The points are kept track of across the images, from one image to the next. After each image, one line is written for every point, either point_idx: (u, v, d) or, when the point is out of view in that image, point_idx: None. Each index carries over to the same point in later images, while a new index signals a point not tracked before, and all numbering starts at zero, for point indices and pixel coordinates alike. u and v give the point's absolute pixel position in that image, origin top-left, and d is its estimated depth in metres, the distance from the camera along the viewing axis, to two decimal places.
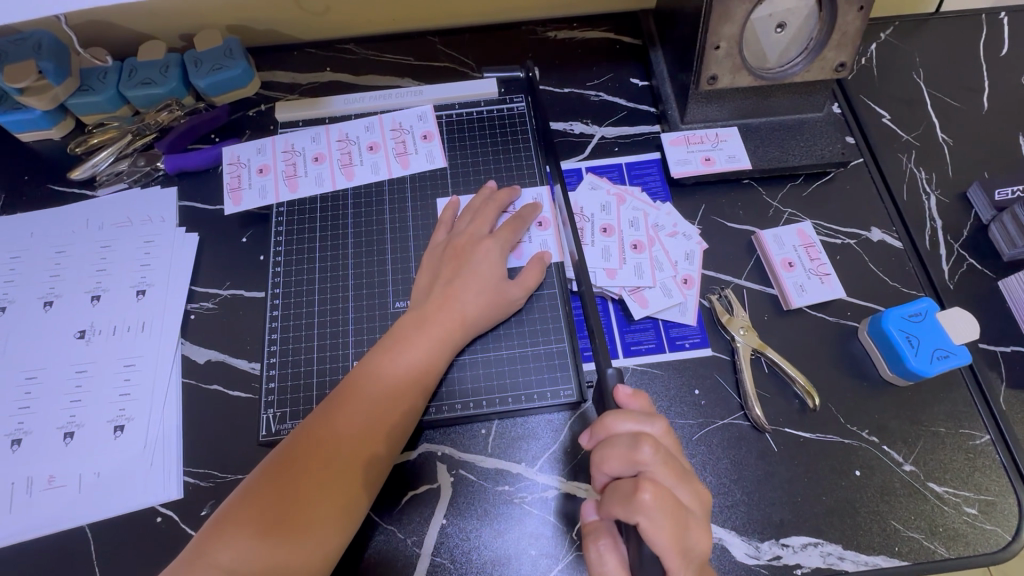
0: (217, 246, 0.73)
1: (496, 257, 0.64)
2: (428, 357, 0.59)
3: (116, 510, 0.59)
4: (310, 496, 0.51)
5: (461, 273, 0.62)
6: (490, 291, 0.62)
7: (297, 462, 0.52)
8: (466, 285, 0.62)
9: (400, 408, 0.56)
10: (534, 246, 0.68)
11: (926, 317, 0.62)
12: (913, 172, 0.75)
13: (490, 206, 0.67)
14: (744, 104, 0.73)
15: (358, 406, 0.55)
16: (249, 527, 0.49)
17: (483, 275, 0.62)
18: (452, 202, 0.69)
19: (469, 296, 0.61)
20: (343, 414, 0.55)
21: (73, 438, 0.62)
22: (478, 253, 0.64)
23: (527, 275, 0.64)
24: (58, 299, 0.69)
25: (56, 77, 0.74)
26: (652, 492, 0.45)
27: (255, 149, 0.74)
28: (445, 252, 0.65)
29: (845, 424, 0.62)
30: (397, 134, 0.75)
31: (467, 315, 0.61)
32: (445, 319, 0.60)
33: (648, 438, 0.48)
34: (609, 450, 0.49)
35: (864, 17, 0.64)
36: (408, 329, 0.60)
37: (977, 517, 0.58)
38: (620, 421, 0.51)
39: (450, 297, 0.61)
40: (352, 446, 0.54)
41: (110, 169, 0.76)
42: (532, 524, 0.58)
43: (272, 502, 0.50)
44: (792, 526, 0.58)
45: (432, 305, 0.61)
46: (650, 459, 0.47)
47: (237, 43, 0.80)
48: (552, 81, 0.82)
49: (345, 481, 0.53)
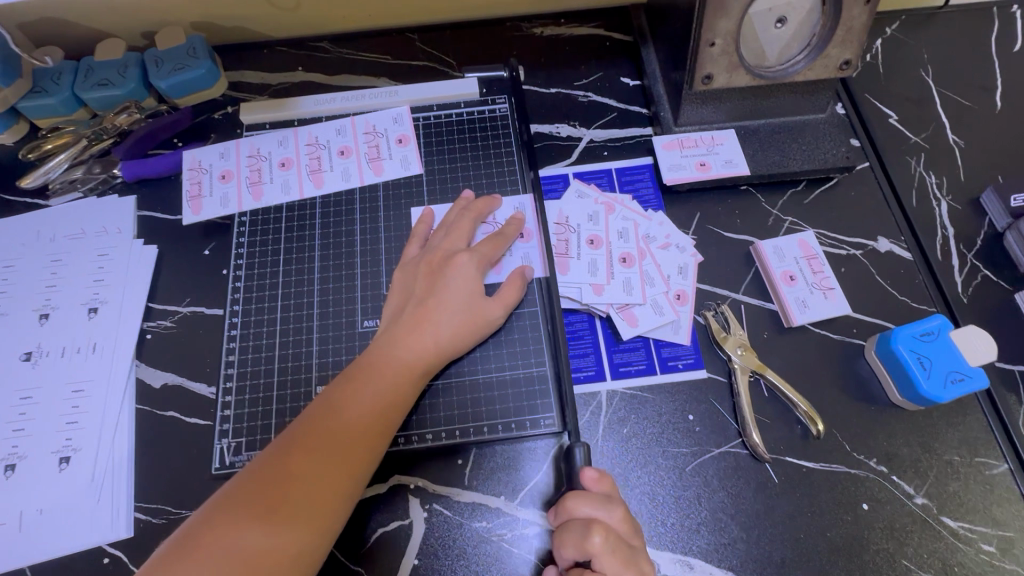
0: (177, 259, 0.68)
1: (472, 273, 0.59)
2: (418, 364, 0.55)
3: (58, 550, 0.55)
4: (292, 504, 0.47)
5: (434, 292, 0.58)
6: (465, 310, 0.58)
7: (277, 467, 0.48)
8: (442, 303, 0.57)
9: (387, 417, 0.53)
10: (515, 260, 0.64)
11: (939, 337, 0.57)
12: (923, 177, 0.70)
13: (467, 217, 0.63)
14: (741, 105, 0.68)
15: (345, 414, 0.51)
16: (223, 534, 0.44)
17: (457, 293, 0.58)
18: (424, 216, 0.64)
19: (444, 318, 0.57)
20: (329, 421, 0.51)
21: (14, 471, 0.57)
22: (453, 269, 0.59)
23: (506, 291, 0.59)
24: (4, 318, 0.64)
25: (4, 78, 0.69)
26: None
27: (219, 153, 0.70)
28: (420, 265, 0.60)
29: (851, 452, 0.57)
30: (370, 138, 0.70)
31: (442, 340, 0.56)
32: (419, 341, 0.55)
33: (598, 529, 0.48)
34: (563, 537, 0.49)
35: (872, 11, 0.59)
36: (394, 335, 0.56)
37: (996, 555, 0.53)
38: (578, 505, 0.49)
39: (423, 318, 0.56)
40: (339, 453, 0.50)
41: (64, 177, 0.71)
42: (511, 565, 0.53)
43: (252, 508, 0.46)
44: (793, 566, 0.53)
45: (405, 326, 0.56)
46: (599, 551, 0.47)
47: (201, 41, 0.75)
48: (538, 80, 0.77)
49: (328, 492, 0.48)
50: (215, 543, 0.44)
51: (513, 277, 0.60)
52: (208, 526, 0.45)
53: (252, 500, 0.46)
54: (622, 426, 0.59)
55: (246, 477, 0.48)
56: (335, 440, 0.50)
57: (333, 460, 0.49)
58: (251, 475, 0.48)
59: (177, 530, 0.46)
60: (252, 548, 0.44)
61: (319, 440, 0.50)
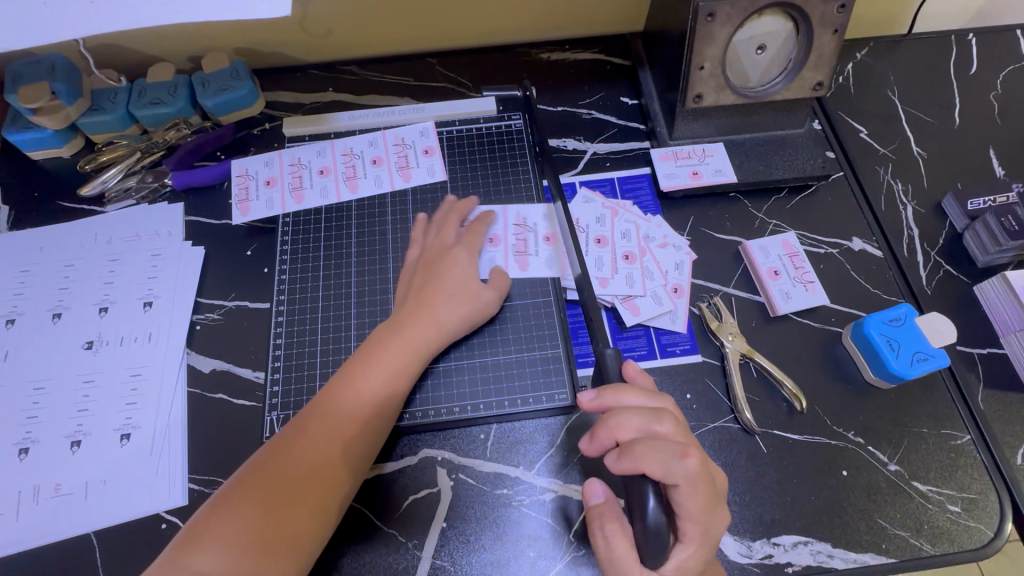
0: (223, 259, 0.75)
1: (465, 262, 0.67)
2: (384, 390, 0.59)
3: (120, 516, 0.60)
4: (272, 530, 0.50)
5: (433, 279, 0.65)
6: (463, 291, 0.65)
7: (274, 468, 0.53)
8: (441, 288, 0.64)
9: (351, 450, 0.56)
10: (519, 257, 0.71)
11: (905, 322, 0.65)
12: (891, 184, 0.78)
13: (452, 218, 0.70)
14: (729, 121, 0.77)
15: (312, 444, 0.55)
16: (223, 530, 0.49)
17: (454, 278, 0.65)
18: (418, 222, 0.71)
19: (443, 300, 0.64)
20: (297, 453, 0.54)
21: (80, 446, 0.64)
22: (449, 261, 0.66)
23: (498, 279, 0.67)
24: (67, 311, 0.71)
25: (68, 97, 0.77)
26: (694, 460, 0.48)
27: (262, 162, 0.77)
28: (418, 263, 0.68)
29: (831, 425, 0.64)
30: (399, 149, 0.78)
31: (444, 318, 0.63)
32: (419, 324, 0.62)
33: (666, 412, 0.51)
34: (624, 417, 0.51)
35: (840, 39, 0.68)
36: (358, 365, 0.60)
37: (961, 514, 0.60)
38: (630, 394, 0.53)
39: (424, 301, 0.64)
40: (311, 485, 0.53)
41: (119, 186, 0.78)
42: (530, 526, 0.60)
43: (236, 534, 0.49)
44: (782, 525, 0.60)
45: (407, 315, 0.63)
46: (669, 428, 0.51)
47: (243, 65, 0.84)
48: (547, 99, 0.86)
49: (306, 519, 0.52)
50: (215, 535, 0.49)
51: (496, 273, 0.67)
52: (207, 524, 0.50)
53: (231, 527, 0.50)
54: None
55: (224, 504, 0.51)
56: (306, 470, 0.54)
57: (307, 490, 0.53)
58: (226, 504, 0.51)
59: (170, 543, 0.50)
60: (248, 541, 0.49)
61: (291, 471, 0.53)
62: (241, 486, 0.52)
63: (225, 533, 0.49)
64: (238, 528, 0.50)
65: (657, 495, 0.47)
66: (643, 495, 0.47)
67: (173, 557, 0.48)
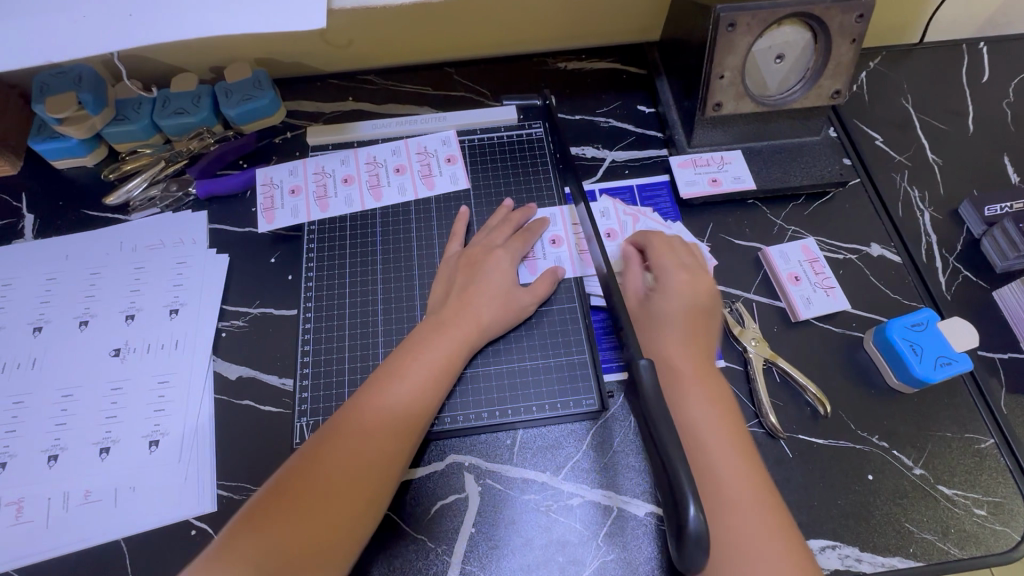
0: (247, 267, 0.75)
1: (506, 266, 0.68)
2: (419, 395, 0.60)
3: (150, 522, 0.61)
4: (307, 533, 0.50)
5: (474, 280, 0.67)
6: (502, 297, 0.66)
7: (318, 468, 0.54)
8: (480, 291, 0.66)
9: (387, 455, 0.56)
10: (548, 262, 0.72)
11: (928, 326, 0.66)
12: (907, 191, 0.79)
13: (506, 225, 0.72)
14: (746, 129, 0.78)
15: (347, 449, 0.55)
16: (273, 529, 0.50)
17: (495, 283, 0.67)
18: (461, 215, 0.74)
19: (483, 303, 0.65)
20: (332, 459, 0.54)
21: (108, 453, 0.64)
22: (490, 262, 0.68)
23: (538, 284, 0.68)
24: (94, 319, 0.71)
25: (94, 107, 0.78)
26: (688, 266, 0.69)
27: (287, 171, 0.78)
28: (460, 261, 0.69)
29: (856, 430, 0.65)
30: (422, 157, 0.79)
31: (484, 321, 0.65)
32: (460, 325, 0.64)
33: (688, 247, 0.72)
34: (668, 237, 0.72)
35: (857, 48, 0.69)
36: (392, 370, 0.61)
37: (987, 517, 0.60)
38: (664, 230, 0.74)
39: (463, 304, 0.65)
40: (347, 489, 0.53)
41: (143, 195, 0.79)
42: (558, 531, 0.60)
43: (273, 534, 0.50)
44: (810, 530, 0.60)
45: (448, 312, 0.65)
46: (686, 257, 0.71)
47: (265, 75, 0.85)
48: (565, 108, 0.87)
49: (341, 521, 0.52)
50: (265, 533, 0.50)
51: (545, 274, 0.69)
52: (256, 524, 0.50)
53: (280, 524, 0.50)
54: None
55: (262, 505, 0.52)
56: (340, 473, 0.54)
57: (342, 494, 0.53)
58: (264, 507, 0.51)
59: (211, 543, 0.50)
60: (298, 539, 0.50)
61: (328, 473, 0.53)
62: (277, 490, 0.52)
63: (269, 536, 0.49)
64: (277, 527, 0.50)
65: (700, 506, 0.40)
66: (685, 504, 0.40)
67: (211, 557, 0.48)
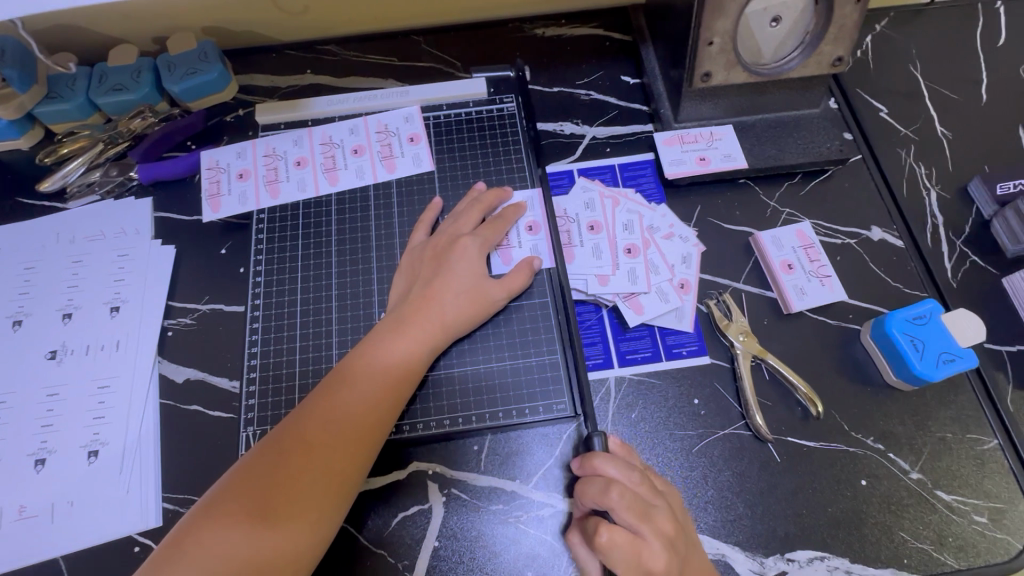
0: (195, 258, 0.69)
1: (475, 255, 0.62)
2: (411, 358, 0.57)
3: (89, 540, 0.57)
4: (287, 500, 0.49)
5: (440, 273, 0.61)
6: (470, 291, 0.61)
7: (270, 472, 0.50)
8: (446, 286, 0.60)
9: (347, 457, 0.52)
10: (523, 250, 0.66)
11: (930, 319, 0.60)
12: (913, 168, 0.73)
13: (475, 210, 0.66)
14: (738, 102, 0.71)
15: (333, 413, 0.53)
16: (220, 534, 0.47)
17: (463, 275, 0.61)
18: (432, 205, 0.67)
19: (448, 297, 0.60)
20: (285, 461, 0.50)
21: (44, 465, 0.59)
22: (457, 251, 0.62)
23: (512, 277, 0.62)
24: (28, 318, 0.66)
25: (22, 84, 0.71)
26: (608, 533, 0.47)
27: (235, 153, 0.72)
28: (425, 253, 0.63)
29: (850, 432, 0.60)
30: (382, 136, 0.72)
31: (450, 317, 0.59)
32: (425, 319, 0.59)
33: (618, 484, 0.49)
34: (584, 488, 0.51)
35: (862, 9, 0.61)
36: (379, 335, 0.58)
37: (988, 525, 0.56)
38: (604, 460, 0.52)
39: (427, 299, 0.59)
40: (330, 454, 0.51)
41: (82, 180, 0.73)
42: (528, 544, 0.56)
43: (252, 501, 0.49)
44: (797, 541, 0.56)
45: (410, 308, 0.59)
46: (614, 506, 0.48)
47: (212, 46, 0.77)
48: (542, 79, 0.79)
49: (325, 487, 0.51)
50: (210, 540, 0.47)
51: (521, 265, 0.63)
52: (201, 531, 0.47)
53: (228, 531, 0.47)
54: (630, 411, 0.61)
55: (241, 473, 0.50)
56: (295, 476, 0.50)
57: (326, 460, 0.51)
58: (244, 474, 0.50)
59: (189, 510, 0.50)
60: (248, 546, 0.47)
61: (314, 438, 0.52)
62: (261, 454, 0.51)
63: (218, 544, 0.47)
64: (255, 495, 0.49)
65: None
66: None
67: (189, 525, 0.48)
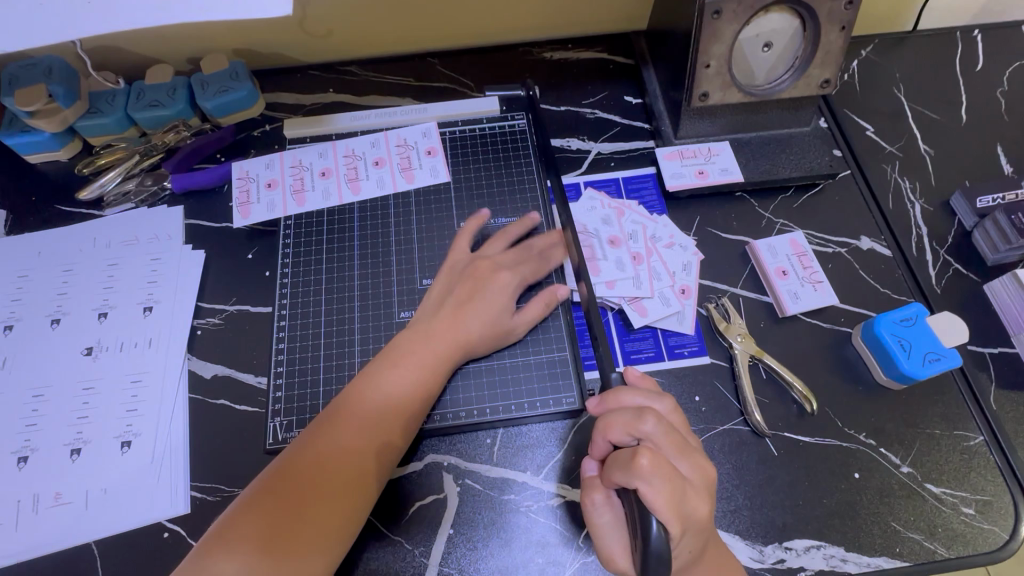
0: (223, 263, 0.74)
1: (509, 287, 0.66)
2: (435, 375, 0.61)
3: (120, 526, 0.59)
4: (313, 511, 0.52)
5: (469, 298, 0.64)
6: (493, 316, 0.64)
7: (299, 484, 0.53)
8: (472, 311, 0.63)
9: (371, 469, 0.55)
10: (528, 244, 0.72)
11: (917, 321, 0.64)
12: (898, 182, 0.78)
13: (503, 236, 0.70)
14: (734, 120, 0.76)
15: (338, 438, 0.55)
16: (249, 545, 0.49)
17: (491, 304, 0.64)
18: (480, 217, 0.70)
19: (472, 321, 0.63)
20: (314, 473, 0.53)
21: (79, 455, 0.63)
22: (482, 269, 0.66)
23: (532, 309, 0.66)
24: (66, 317, 0.70)
25: (66, 99, 0.76)
26: (648, 457, 0.48)
27: (264, 164, 0.77)
28: (465, 272, 0.66)
29: (843, 427, 0.63)
30: (402, 150, 0.78)
31: (470, 337, 0.63)
32: (448, 339, 0.62)
33: (651, 412, 0.52)
34: (614, 417, 0.53)
35: (847, 36, 0.67)
36: (405, 353, 0.61)
37: (975, 516, 0.59)
38: (630, 394, 0.55)
39: (452, 320, 0.63)
40: (356, 467, 0.55)
41: (117, 190, 0.77)
42: (538, 532, 0.59)
43: (279, 512, 0.51)
44: (794, 530, 0.59)
45: (435, 326, 0.63)
46: (650, 432, 0.51)
47: (243, 67, 0.82)
48: (550, 99, 0.85)
49: (341, 505, 0.53)
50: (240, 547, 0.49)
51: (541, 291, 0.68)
52: (231, 537, 0.50)
53: (256, 540, 0.50)
54: None
55: (270, 483, 0.53)
56: (323, 488, 0.53)
57: (351, 473, 0.54)
58: (271, 486, 0.53)
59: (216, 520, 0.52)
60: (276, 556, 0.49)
61: (341, 451, 0.55)
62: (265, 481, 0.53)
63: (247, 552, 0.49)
64: (285, 506, 0.52)
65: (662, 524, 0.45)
66: (647, 519, 0.46)
67: (219, 533, 0.51)
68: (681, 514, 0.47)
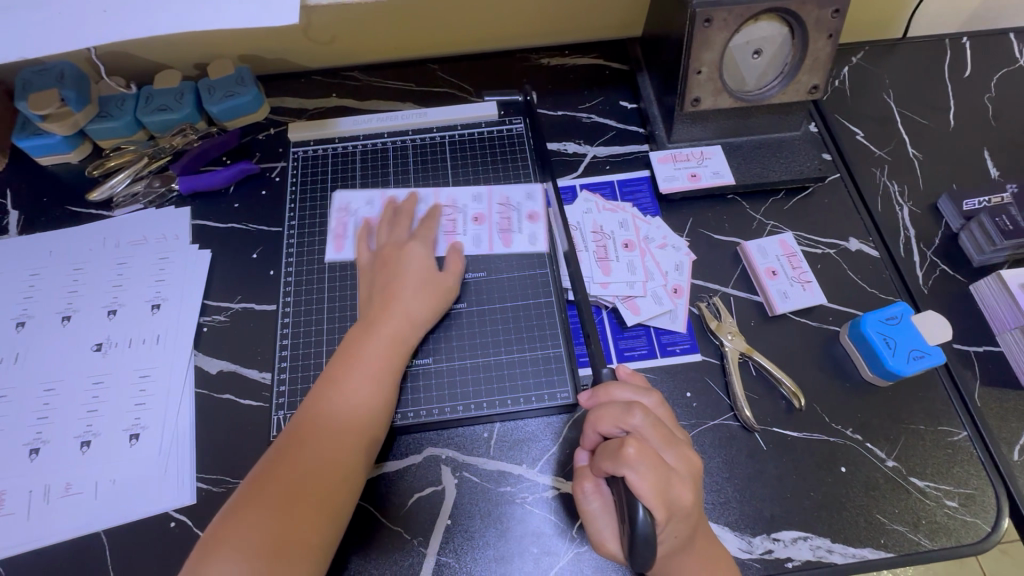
0: (229, 262, 0.76)
1: (422, 253, 0.68)
2: (386, 355, 0.61)
3: (129, 515, 0.61)
4: (294, 507, 0.52)
5: (396, 275, 0.66)
6: (426, 286, 0.66)
7: (275, 484, 0.53)
8: (403, 285, 0.65)
9: (344, 458, 0.56)
10: (523, 237, 0.74)
11: (902, 320, 0.66)
12: (886, 185, 0.80)
13: (404, 220, 0.72)
14: (725, 124, 0.78)
15: (302, 460, 0.54)
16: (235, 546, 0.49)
17: (415, 273, 0.66)
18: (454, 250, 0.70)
19: (409, 298, 0.64)
20: (287, 471, 0.54)
21: (89, 447, 0.65)
22: (406, 257, 0.67)
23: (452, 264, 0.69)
24: (76, 314, 0.72)
25: (77, 104, 0.78)
26: (635, 447, 0.50)
27: (366, 199, 0.77)
28: (378, 261, 0.69)
29: (830, 423, 0.65)
30: (504, 209, 0.76)
31: (414, 313, 0.64)
32: (393, 319, 0.63)
33: (639, 406, 0.54)
34: (604, 411, 0.55)
35: (834, 44, 0.69)
36: (354, 341, 0.62)
37: (958, 509, 0.61)
38: (621, 389, 0.58)
39: (389, 301, 0.64)
40: (326, 457, 0.55)
41: (127, 191, 0.80)
42: (533, 523, 0.61)
43: (261, 511, 0.51)
44: (782, 521, 0.61)
45: (376, 312, 0.64)
46: (639, 424, 0.53)
47: (248, 72, 0.85)
48: (547, 104, 0.87)
49: (320, 495, 0.53)
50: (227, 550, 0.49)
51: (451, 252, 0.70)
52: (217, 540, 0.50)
53: (241, 539, 0.50)
54: None
55: (248, 487, 0.53)
56: (299, 482, 0.53)
57: (323, 463, 0.55)
58: (249, 490, 0.53)
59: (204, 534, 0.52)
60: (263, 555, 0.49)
61: (306, 443, 0.55)
62: (230, 514, 0.51)
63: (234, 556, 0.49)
64: (264, 505, 0.52)
65: (648, 510, 0.48)
66: (635, 507, 0.47)
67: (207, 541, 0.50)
68: (667, 500, 0.49)
